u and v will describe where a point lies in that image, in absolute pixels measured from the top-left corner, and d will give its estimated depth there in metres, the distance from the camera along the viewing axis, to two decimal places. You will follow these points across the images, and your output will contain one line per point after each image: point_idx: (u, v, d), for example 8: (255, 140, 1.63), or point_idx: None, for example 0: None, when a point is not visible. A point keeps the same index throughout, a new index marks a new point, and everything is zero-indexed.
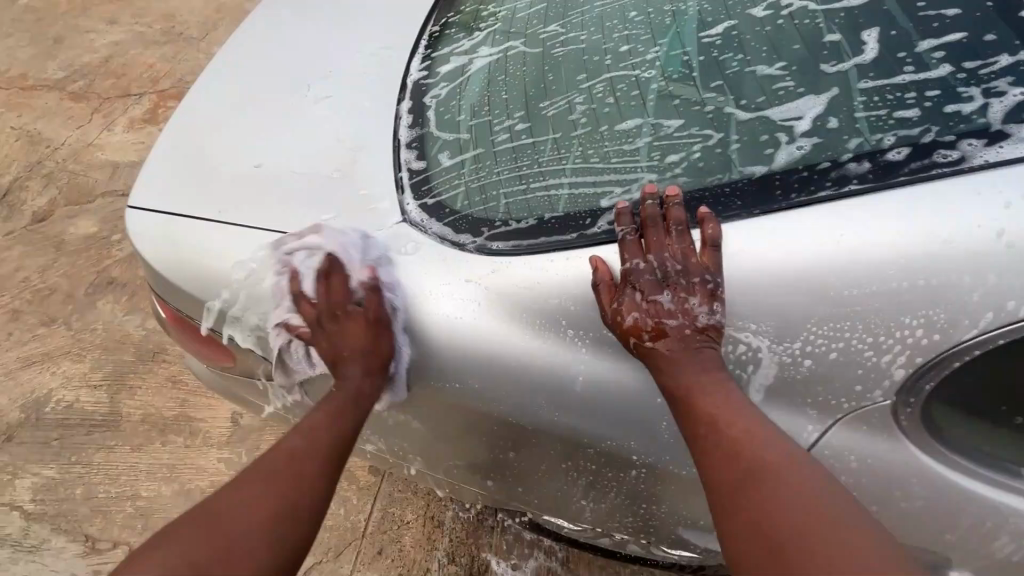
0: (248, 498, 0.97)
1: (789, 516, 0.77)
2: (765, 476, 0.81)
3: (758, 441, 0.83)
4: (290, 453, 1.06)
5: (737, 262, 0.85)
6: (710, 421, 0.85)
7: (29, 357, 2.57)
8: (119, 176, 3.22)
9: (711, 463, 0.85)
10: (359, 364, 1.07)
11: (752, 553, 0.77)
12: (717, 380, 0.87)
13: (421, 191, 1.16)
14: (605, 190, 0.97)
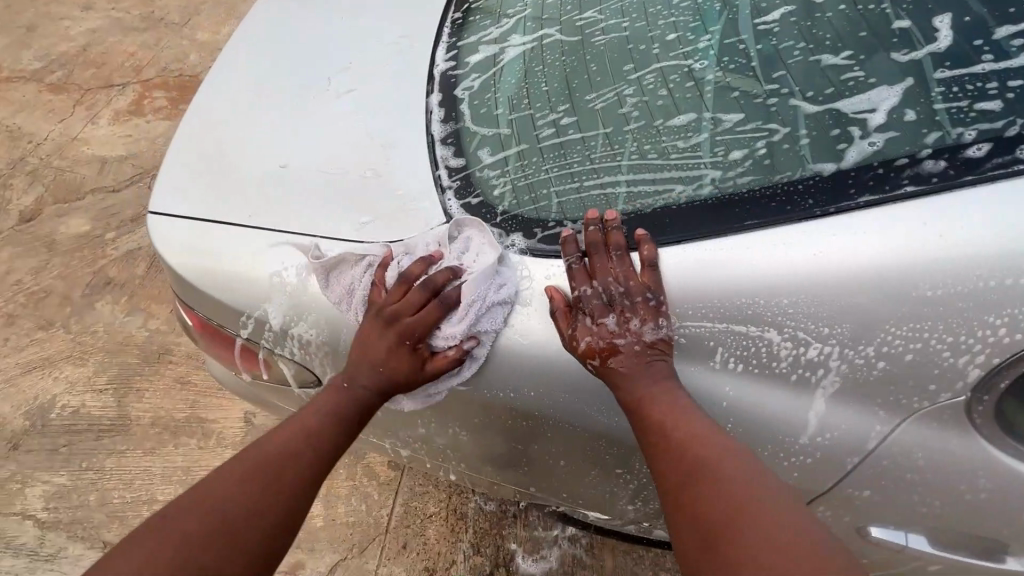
0: (245, 488, 0.95)
1: (724, 508, 0.83)
2: (705, 473, 0.86)
3: (705, 443, 0.88)
4: (282, 441, 1.03)
5: (680, 279, 0.90)
6: (658, 426, 0.89)
7: (30, 363, 2.49)
8: (108, 171, 3.10)
9: (662, 465, 0.91)
10: (374, 375, 1.05)
11: (691, 546, 0.84)
12: (668, 390, 0.92)
13: (465, 189, 1.11)
14: (668, 188, 0.96)
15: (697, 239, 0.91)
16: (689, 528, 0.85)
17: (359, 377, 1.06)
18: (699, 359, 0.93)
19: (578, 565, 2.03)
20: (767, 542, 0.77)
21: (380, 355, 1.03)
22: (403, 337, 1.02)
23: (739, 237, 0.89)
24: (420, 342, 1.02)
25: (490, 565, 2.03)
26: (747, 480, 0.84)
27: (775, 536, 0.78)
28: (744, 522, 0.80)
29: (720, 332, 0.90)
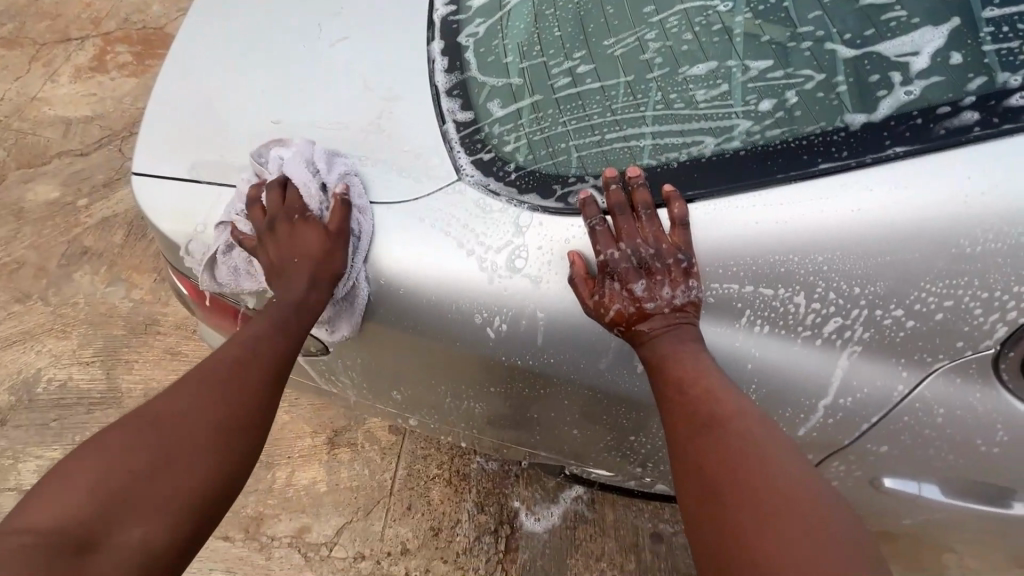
0: (195, 402, 0.92)
1: (731, 460, 0.78)
2: (715, 427, 0.82)
3: (724, 402, 0.83)
4: (238, 372, 0.97)
5: (707, 241, 0.89)
6: (678, 384, 0.86)
7: (11, 337, 2.39)
8: (74, 133, 2.91)
9: (672, 420, 0.87)
10: (296, 268, 1.01)
11: (697, 501, 0.79)
12: (695, 349, 0.89)
13: (474, 144, 1.05)
14: (696, 140, 0.92)
15: (731, 195, 0.88)
16: (692, 480, 0.81)
17: (291, 286, 1.02)
18: (729, 320, 0.92)
19: (580, 521, 2.08)
20: (773, 495, 0.73)
21: (286, 244, 1.02)
22: (289, 219, 1.04)
23: (775, 192, 0.87)
24: (304, 214, 1.04)
25: (494, 522, 2.07)
26: (762, 439, 0.79)
27: (784, 490, 0.74)
28: (753, 474, 0.76)
29: (749, 294, 0.89)
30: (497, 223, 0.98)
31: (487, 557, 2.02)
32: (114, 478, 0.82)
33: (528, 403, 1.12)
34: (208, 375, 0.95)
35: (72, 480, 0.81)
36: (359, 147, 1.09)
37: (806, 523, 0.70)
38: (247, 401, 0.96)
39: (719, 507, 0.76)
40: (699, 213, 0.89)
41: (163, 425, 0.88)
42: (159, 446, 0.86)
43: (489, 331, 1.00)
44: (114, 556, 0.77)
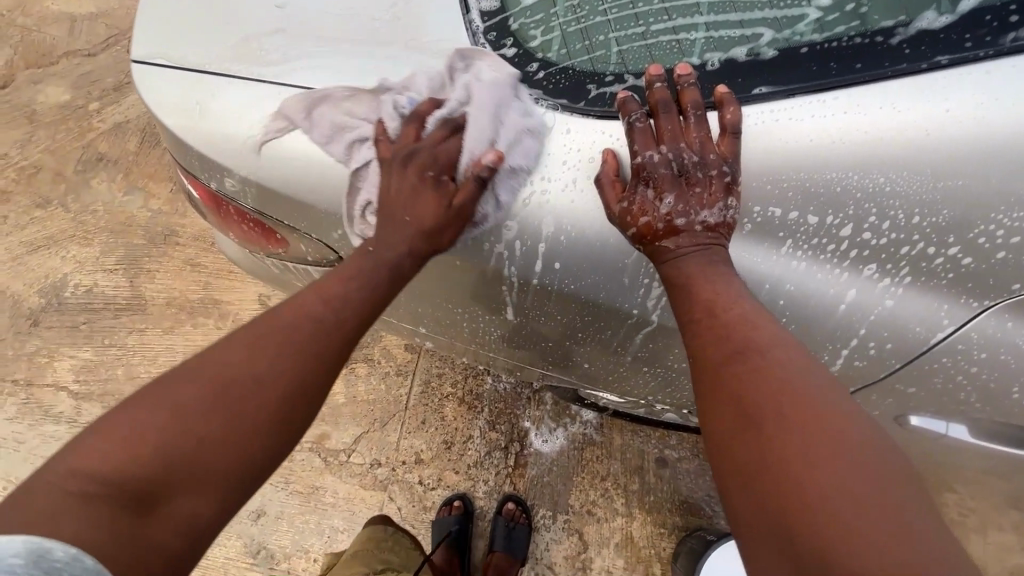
0: (270, 367, 0.84)
1: (763, 388, 0.73)
2: (749, 352, 0.77)
3: (760, 326, 0.78)
4: (313, 334, 0.89)
5: (755, 154, 0.79)
6: (708, 306, 0.80)
7: (35, 241, 2.41)
8: (79, 31, 2.77)
9: (702, 345, 0.81)
10: (404, 228, 0.92)
11: (727, 430, 0.75)
12: (722, 273, 0.82)
13: (499, 36, 0.93)
14: (757, 33, 0.81)
15: (791, 99, 0.78)
16: (723, 407, 0.76)
17: (389, 240, 0.93)
18: (764, 251, 0.83)
19: (587, 443, 2.14)
20: (812, 423, 0.69)
21: (405, 197, 0.90)
22: (426, 169, 0.89)
23: (844, 97, 0.77)
24: (444, 174, 0.89)
25: (505, 440, 2.14)
26: (792, 365, 0.75)
27: (825, 419, 0.69)
28: (791, 402, 0.71)
29: (793, 220, 0.80)
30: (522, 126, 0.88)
31: (498, 470, 2.12)
32: (174, 439, 0.76)
33: (547, 326, 1.07)
34: (284, 335, 0.88)
35: (125, 431, 0.75)
36: (377, 36, 0.99)
37: (848, 456, 0.66)
38: (317, 370, 0.88)
39: (753, 434, 0.71)
40: (747, 122, 0.79)
41: (226, 383, 0.81)
42: (219, 410, 0.79)
43: (496, 245, 0.92)
44: (161, 517, 0.73)
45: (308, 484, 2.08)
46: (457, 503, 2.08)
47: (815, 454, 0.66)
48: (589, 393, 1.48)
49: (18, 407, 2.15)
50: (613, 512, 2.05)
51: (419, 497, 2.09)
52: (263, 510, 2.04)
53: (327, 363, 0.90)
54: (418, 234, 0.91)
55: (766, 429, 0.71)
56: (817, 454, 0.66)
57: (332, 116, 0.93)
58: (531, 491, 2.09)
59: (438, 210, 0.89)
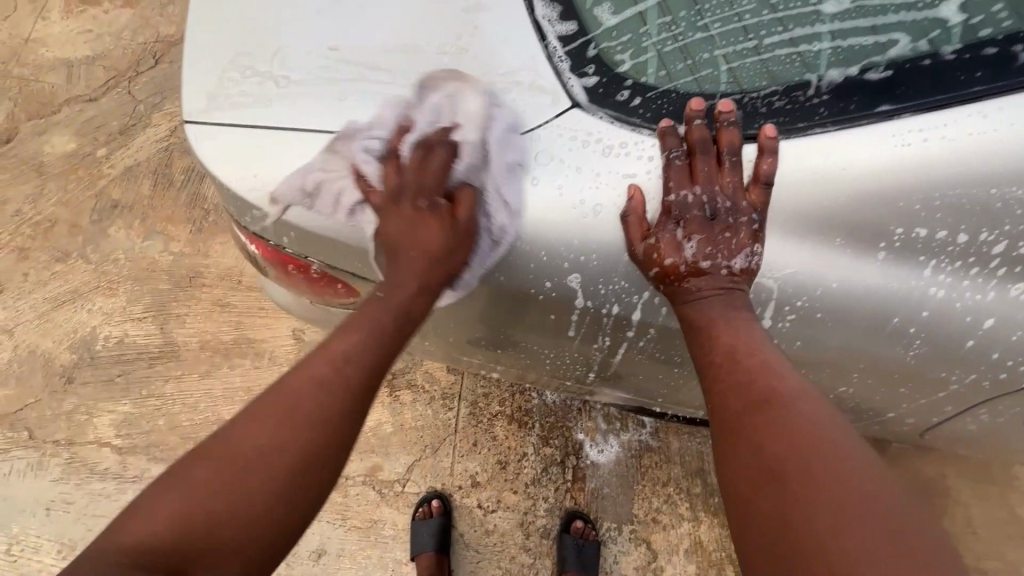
0: (281, 427, 0.81)
1: (788, 443, 0.72)
2: (775, 404, 0.75)
3: (784, 379, 0.77)
4: (317, 388, 0.84)
5: (794, 192, 0.75)
6: (729, 352, 0.79)
7: (60, 297, 2.21)
8: (80, 78, 2.58)
9: (723, 391, 0.81)
10: (414, 264, 0.89)
11: (748, 482, 0.74)
12: (743, 319, 0.81)
13: (584, 63, 0.87)
14: (892, 40, 0.74)
15: (934, 111, 0.72)
16: (744, 461, 0.75)
17: (400, 286, 0.91)
18: (905, 276, 0.77)
19: (644, 449, 2.08)
20: (837, 483, 0.68)
21: (403, 231, 0.89)
22: (418, 198, 0.88)
23: (1000, 108, 0.71)
24: (437, 196, 0.89)
25: (561, 455, 2.07)
26: (819, 418, 0.74)
27: (851, 480, 0.68)
28: (814, 461, 0.70)
29: (938, 239, 0.74)
30: (626, 160, 0.81)
31: (556, 486, 2.05)
32: (196, 507, 0.75)
33: (637, 360, 1.03)
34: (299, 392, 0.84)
35: (160, 501, 0.76)
36: (449, 73, 0.92)
37: (876, 519, 0.65)
38: (332, 426, 0.83)
39: (776, 491, 0.70)
40: (888, 139, 0.72)
41: (245, 441, 0.80)
42: (241, 468, 0.78)
43: (594, 290, 0.86)
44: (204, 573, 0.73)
45: (366, 518, 2.02)
46: (435, 503, 2.00)
47: (844, 518, 0.65)
48: (658, 407, 1.44)
49: (60, 468, 1.96)
50: (678, 518, 2.01)
51: (479, 520, 2.04)
52: (323, 549, 1.98)
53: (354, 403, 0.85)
54: (431, 263, 0.88)
55: (791, 488, 0.69)
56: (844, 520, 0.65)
57: (323, 177, 0.92)
58: (593, 504, 2.03)
59: (445, 233, 0.87)
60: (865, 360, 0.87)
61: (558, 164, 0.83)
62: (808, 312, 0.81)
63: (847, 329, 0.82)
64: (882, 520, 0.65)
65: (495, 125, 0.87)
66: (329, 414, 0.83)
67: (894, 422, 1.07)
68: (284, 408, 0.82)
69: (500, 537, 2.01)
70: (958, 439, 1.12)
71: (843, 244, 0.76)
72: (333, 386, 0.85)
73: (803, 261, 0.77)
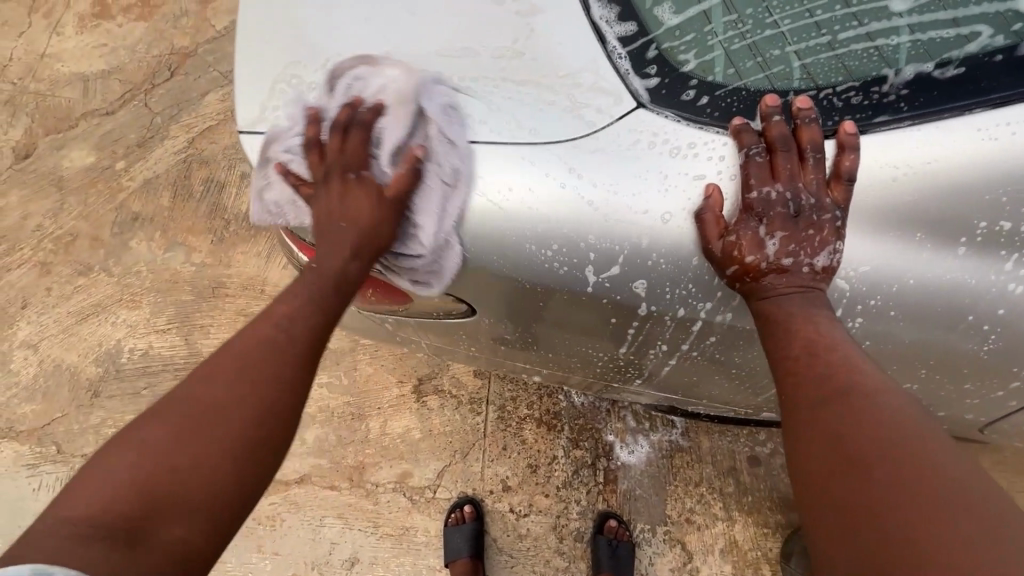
0: (227, 389, 0.80)
1: (876, 432, 0.69)
2: (856, 396, 0.72)
3: (867, 374, 0.75)
4: (262, 347, 0.84)
5: (874, 190, 0.74)
6: (808, 344, 0.77)
7: (83, 310, 2.18)
8: (95, 91, 2.49)
9: (800, 384, 0.78)
10: (344, 236, 0.90)
11: (828, 474, 0.69)
12: (825, 319, 0.79)
13: (648, 62, 0.85)
14: (974, 32, 0.73)
15: (1013, 106, 0.72)
16: (819, 451, 0.71)
17: (334, 254, 0.91)
18: (984, 274, 0.75)
19: (675, 449, 2.01)
20: (918, 469, 0.64)
21: (335, 207, 0.90)
22: (345, 173, 0.90)
23: None
24: (361, 170, 0.90)
25: (591, 457, 1.99)
26: (905, 410, 0.71)
27: (938, 468, 0.64)
28: (901, 447, 0.67)
29: (1019, 234, 0.73)
30: (697, 161, 0.79)
31: (588, 488, 1.97)
32: (140, 475, 0.71)
33: (692, 362, 1.02)
34: (245, 356, 0.83)
35: (95, 474, 0.71)
36: (506, 75, 0.90)
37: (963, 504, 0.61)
38: (280, 383, 0.82)
39: (854, 480, 0.67)
40: (973, 134, 0.72)
41: (190, 405, 0.77)
42: (185, 431, 0.75)
43: (661, 293, 0.85)
44: (143, 549, 0.67)
45: (398, 525, 1.93)
46: (468, 508, 1.92)
47: (928, 504, 0.61)
48: (699, 406, 1.39)
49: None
50: (712, 518, 1.94)
51: (512, 525, 1.95)
52: (356, 557, 1.89)
53: (291, 364, 0.85)
54: (365, 233, 0.88)
55: (879, 479, 0.65)
56: (925, 506, 0.61)
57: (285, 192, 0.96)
58: (626, 506, 1.96)
59: (374, 202, 0.88)
60: (938, 355, 0.84)
61: (624, 163, 0.81)
62: (882, 312, 0.79)
63: (922, 326, 0.80)
64: (965, 505, 0.61)
65: (427, 102, 0.89)
66: (278, 374, 0.83)
67: (955, 417, 1.03)
68: (228, 371, 0.81)
69: (534, 542, 1.93)
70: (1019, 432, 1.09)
71: (923, 239, 0.74)
72: (281, 349, 0.85)
73: (878, 256, 0.76)
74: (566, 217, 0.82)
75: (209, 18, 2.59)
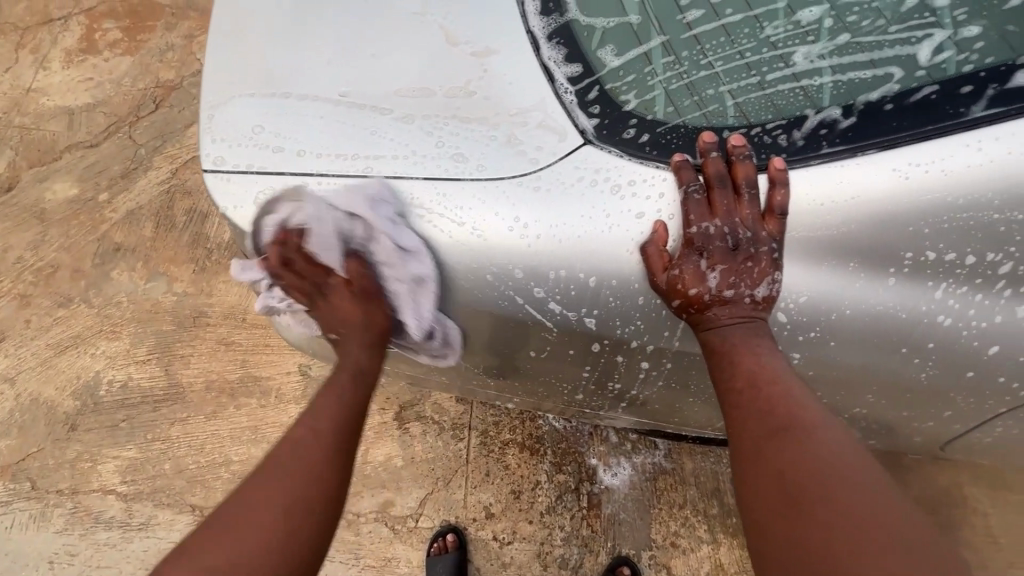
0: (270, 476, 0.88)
1: (812, 463, 0.74)
2: (795, 429, 0.77)
3: (803, 405, 0.79)
4: (302, 440, 0.93)
5: (803, 223, 0.78)
6: (751, 378, 0.80)
7: (62, 342, 2.16)
8: (81, 124, 2.52)
9: (744, 416, 0.82)
10: (350, 339, 1.00)
11: (769, 506, 0.74)
12: (767, 346, 0.82)
13: (592, 101, 0.88)
14: (889, 72, 0.77)
15: (933, 140, 0.74)
16: (762, 483, 0.76)
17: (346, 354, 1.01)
18: (915, 303, 0.78)
19: (658, 472, 1.99)
20: (846, 500, 0.70)
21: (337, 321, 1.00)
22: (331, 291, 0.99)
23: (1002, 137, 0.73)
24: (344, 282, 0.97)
25: (574, 481, 1.97)
26: (837, 440, 0.76)
27: (863, 500, 0.69)
28: (834, 480, 0.72)
29: (946, 264, 0.76)
30: (642, 197, 0.82)
31: (572, 514, 1.94)
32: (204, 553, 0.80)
33: (655, 387, 1.03)
34: (291, 446, 0.93)
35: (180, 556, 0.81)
36: (460, 114, 0.93)
37: (888, 528, 0.66)
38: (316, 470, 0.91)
39: (796, 514, 0.71)
40: (893, 171, 0.75)
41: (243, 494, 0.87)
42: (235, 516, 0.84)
43: (612, 324, 0.88)
44: None
45: (380, 556, 1.91)
46: (450, 537, 1.90)
47: (863, 531, 0.67)
48: (675, 429, 1.39)
49: (64, 519, 1.92)
50: (697, 541, 1.92)
51: (495, 553, 1.93)
52: None
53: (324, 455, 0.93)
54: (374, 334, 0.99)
55: (814, 509, 0.70)
56: (852, 532, 0.67)
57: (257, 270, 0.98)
58: (610, 531, 1.93)
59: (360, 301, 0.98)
60: (878, 379, 0.86)
61: (570, 201, 0.84)
62: (823, 342, 0.83)
63: (859, 352, 0.83)
64: (886, 532, 0.66)
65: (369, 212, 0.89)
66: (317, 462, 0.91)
67: (905, 439, 1.06)
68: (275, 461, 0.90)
69: (518, 570, 1.90)
70: (980, 451, 1.09)
71: (857, 269, 0.78)
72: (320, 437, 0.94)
73: (813, 285, 0.80)
74: (513, 254, 0.86)
75: (194, 52, 2.63)
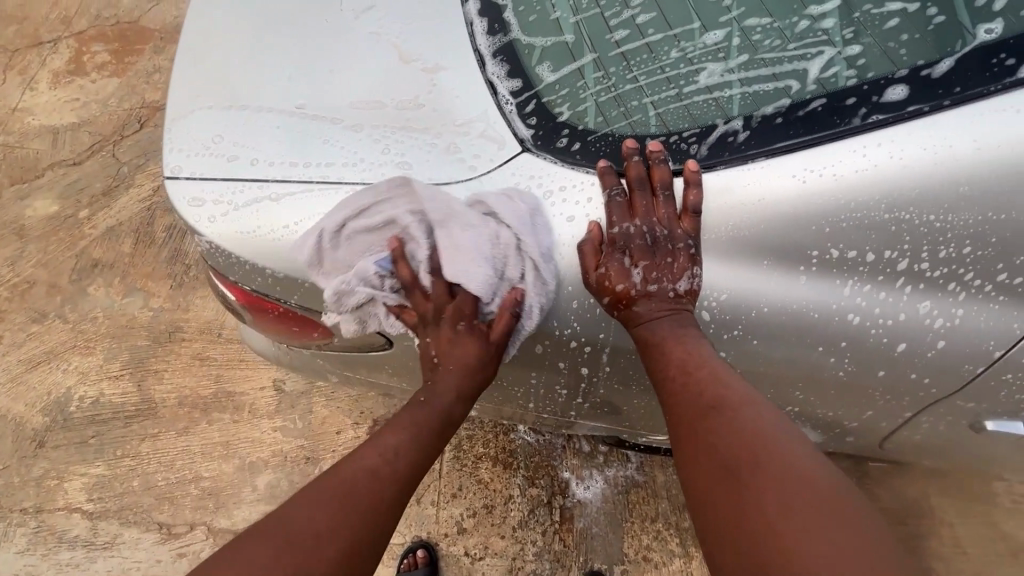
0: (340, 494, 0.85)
1: (739, 439, 0.78)
2: (723, 409, 0.81)
3: (729, 386, 0.83)
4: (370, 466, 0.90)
5: (716, 223, 0.84)
6: (681, 366, 0.83)
7: (35, 358, 2.16)
8: (65, 143, 2.56)
9: (677, 402, 0.86)
10: (456, 377, 0.96)
11: (704, 482, 0.78)
12: (694, 337, 0.86)
13: (530, 111, 0.94)
14: (788, 85, 0.84)
15: (828, 146, 0.80)
16: (698, 461, 0.80)
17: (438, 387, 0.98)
18: (822, 300, 0.84)
19: (630, 485, 1.99)
20: (772, 468, 0.74)
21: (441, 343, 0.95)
22: (455, 318, 0.94)
23: (887, 142, 0.79)
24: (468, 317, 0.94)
25: (546, 495, 1.97)
26: (764, 416, 0.80)
27: (788, 467, 0.74)
28: (761, 452, 0.76)
29: (851, 261, 0.82)
30: (569, 200, 0.88)
31: (544, 528, 1.94)
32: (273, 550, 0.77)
33: (604, 389, 1.06)
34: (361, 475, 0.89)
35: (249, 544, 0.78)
36: (408, 124, 0.99)
37: (808, 491, 0.71)
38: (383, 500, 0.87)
39: (729, 486, 0.75)
40: (792, 177, 0.81)
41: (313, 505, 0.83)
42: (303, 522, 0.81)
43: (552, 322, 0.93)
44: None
45: None
46: (421, 552, 1.89)
47: (791, 494, 0.71)
48: (637, 437, 1.40)
49: (28, 538, 1.89)
50: (669, 555, 1.90)
51: (467, 569, 1.91)
52: None
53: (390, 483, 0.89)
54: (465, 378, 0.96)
55: (745, 478, 0.75)
56: (775, 497, 0.72)
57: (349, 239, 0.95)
58: (583, 546, 1.92)
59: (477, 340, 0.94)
60: (800, 375, 0.91)
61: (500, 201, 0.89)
62: (745, 339, 0.88)
63: (775, 347, 0.87)
64: (805, 493, 0.71)
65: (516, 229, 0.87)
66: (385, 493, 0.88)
67: (850, 438, 1.09)
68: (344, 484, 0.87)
69: None
70: (923, 451, 1.12)
71: (771, 265, 0.83)
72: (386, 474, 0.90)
73: (732, 283, 0.85)
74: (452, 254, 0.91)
75: None
